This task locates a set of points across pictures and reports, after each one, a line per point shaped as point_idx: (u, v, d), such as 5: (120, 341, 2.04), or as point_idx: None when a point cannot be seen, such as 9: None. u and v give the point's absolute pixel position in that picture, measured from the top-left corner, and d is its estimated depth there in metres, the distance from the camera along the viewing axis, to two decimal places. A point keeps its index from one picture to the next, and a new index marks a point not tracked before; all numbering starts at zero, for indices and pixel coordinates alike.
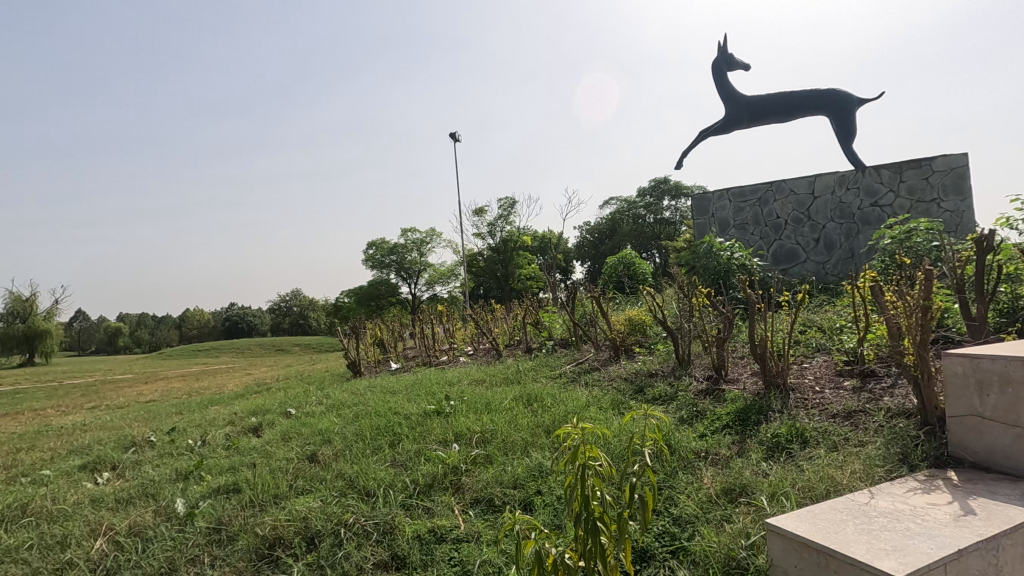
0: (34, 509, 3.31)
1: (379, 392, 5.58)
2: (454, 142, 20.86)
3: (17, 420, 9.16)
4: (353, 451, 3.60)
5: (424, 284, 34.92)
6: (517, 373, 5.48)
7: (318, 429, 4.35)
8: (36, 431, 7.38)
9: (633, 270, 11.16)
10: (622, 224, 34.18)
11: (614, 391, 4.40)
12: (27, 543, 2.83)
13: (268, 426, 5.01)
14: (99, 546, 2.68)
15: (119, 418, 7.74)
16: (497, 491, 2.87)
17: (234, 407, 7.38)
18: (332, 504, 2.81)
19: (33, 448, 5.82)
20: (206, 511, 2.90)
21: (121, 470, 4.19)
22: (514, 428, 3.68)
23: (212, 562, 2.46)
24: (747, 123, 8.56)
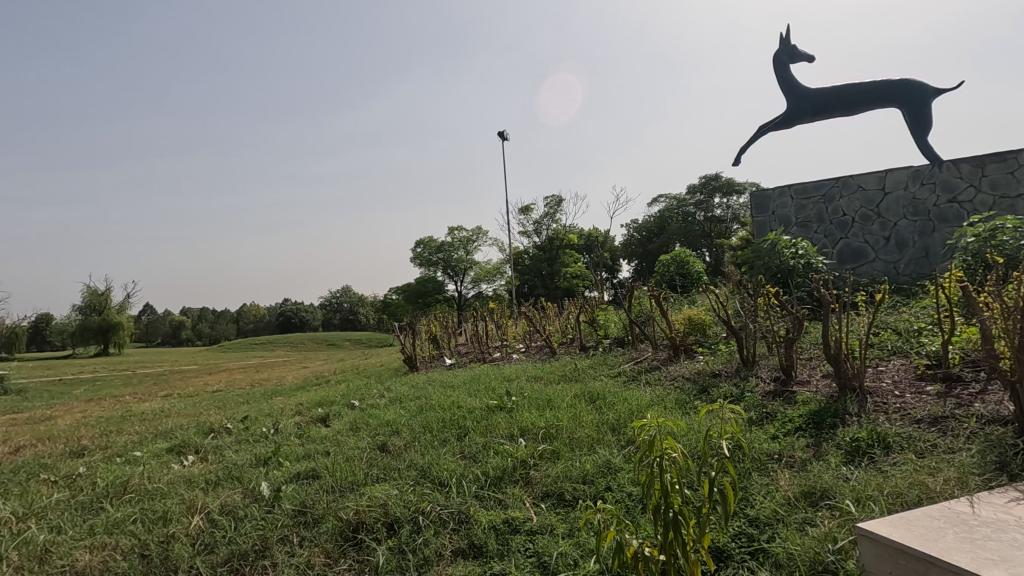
0: (134, 487, 3.57)
1: (439, 387, 5.70)
2: (501, 141, 21.13)
3: (102, 405, 9.86)
4: (422, 442, 3.73)
5: (470, 282, 35.32)
6: (575, 371, 5.49)
7: (386, 420, 4.50)
8: (122, 415, 7.93)
9: (687, 269, 10.96)
10: (671, 223, 33.52)
11: (677, 391, 4.36)
12: (131, 518, 3.06)
13: (336, 417, 5.22)
14: (196, 523, 2.87)
15: (193, 405, 8.21)
16: (567, 485, 2.90)
17: (299, 397, 7.70)
18: (409, 492, 2.92)
19: (121, 431, 6.27)
20: (291, 494, 3.06)
21: (204, 453, 4.46)
22: (578, 424, 3.71)
23: (301, 542, 2.60)
24: (810, 117, 8.25)
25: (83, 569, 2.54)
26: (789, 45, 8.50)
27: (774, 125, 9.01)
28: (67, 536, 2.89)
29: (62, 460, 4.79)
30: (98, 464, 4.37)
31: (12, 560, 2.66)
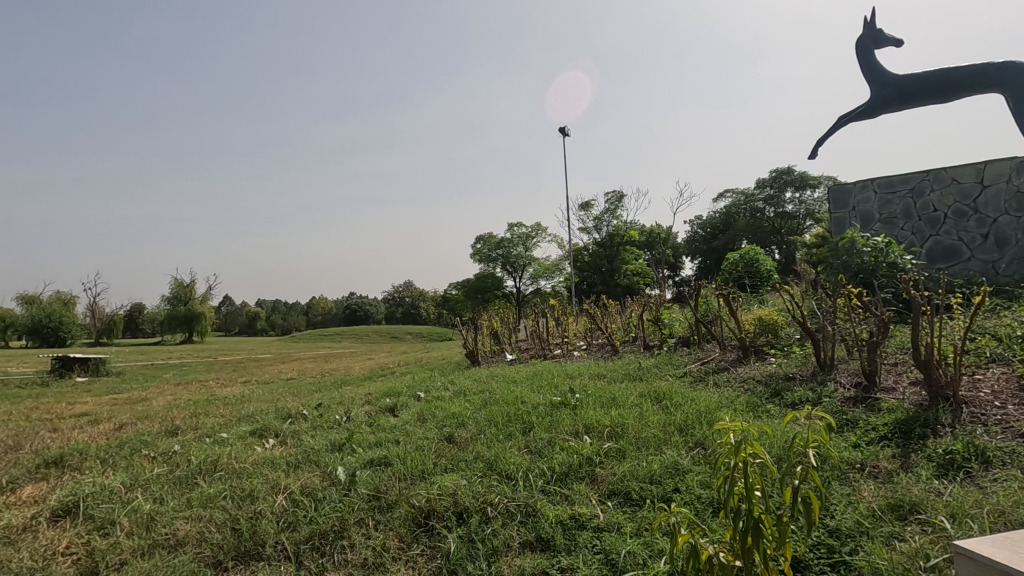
0: (224, 466, 3.86)
1: (501, 382, 5.78)
2: (562, 135, 21.10)
3: (189, 389, 10.65)
4: (488, 435, 3.81)
5: (529, 278, 35.43)
6: (640, 370, 5.42)
7: (452, 412, 4.63)
8: (207, 398, 8.55)
9: (756, 267, 10.51)
10: (738, 219, 32.28)
11: (748, 393, 4.21)
12: (222, 494, 3.31)
13: (403, 408, 5.41)
14: (280, 502, 3.07)
15: (270, 392, 8.73)
16: (634, 484, 2.87)
17: (367, 387, 8.02)
18: (477, 483, 2.99)
19: (209, 413, 6.76)
20: (365, 479, 3.21)
21: (283, 437, 4.74)
22: (644, 424, 3.68)
23: (376, 526, 2.72)
24: (897, 105, 7.71)
25: (183, 538, 2.77)
26: (874, 29, 7.98)
27: (855, 115, 8.49)
28: (168, 507, 3.16)
29: (159, 438, 5.23)
30: (191, 443, 4.74)
31: (123, 526, 2.95)
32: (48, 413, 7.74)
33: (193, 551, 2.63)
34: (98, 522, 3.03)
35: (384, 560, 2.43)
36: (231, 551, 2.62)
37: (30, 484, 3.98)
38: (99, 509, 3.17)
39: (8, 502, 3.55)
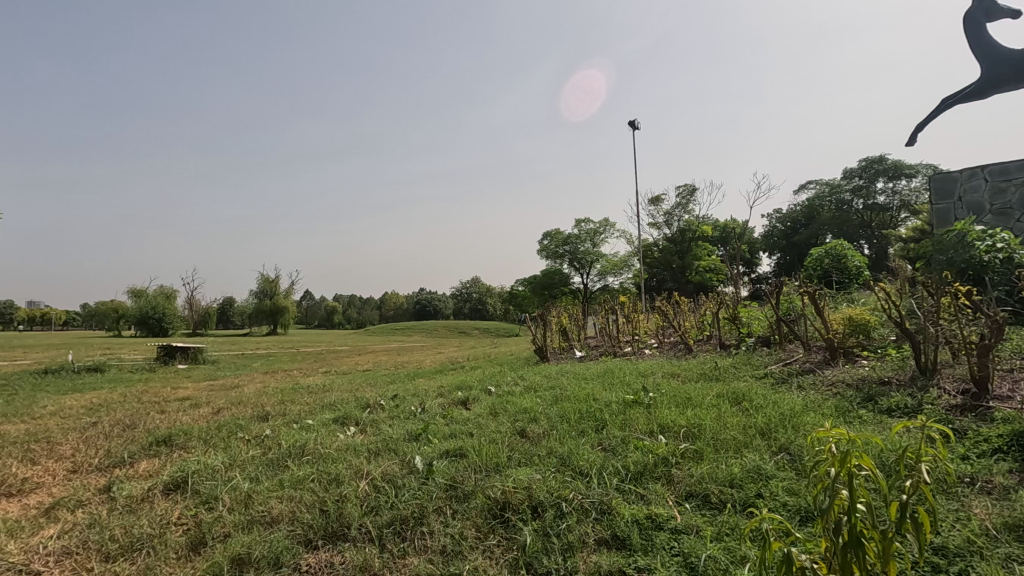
0: (311, 450, 4.10)
1: (572, 378, 5.76)
2: (631, 128, 20.68)
3: (276, 378, 11.38)
4: (561, 431, 3.82)
5: (596, 275, 35.01)
6: (717, 369, 5.23)
7: (523, 407, 4.67)
8: (292, 387, 9.10)
9: (844, 263, 9.84)
10: (822, 212, 30.44)
11: (837, 397, 3.97)
12: (310, 477, 3.52)
13: (475, 401, 5.52)
14: (363, 487, 3.23)
15: (349, 382, 9.17)
16: (713, 487, 2.78)
17: (439, 380, 8.25)
18: (550, 479, 3.01)
19: (294, 400, 7.20)
20: (442, 469, 3.31)
21: (363, 426, 4.97)
22: (723, 425, 3.55)
23: (453, 515, 2.80)
24: (1012, 83, 6.96)
25: (277, 516, 2.97)
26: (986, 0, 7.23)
27: (962, 97, 7.75)
28: (263, 486, 3.41)
29: (252, 422, 5.64)
30: (281, 428, 5.07)
31: (225, 502, 3.20)
32: (157, 396, 8.53)
33: (288, 529, 2.81)
34: (203, 497, 3.31)
35: (462, 548, 2.49)
36: (320, 531, 2.78)
37: (145, 459, 4.41)
38: (204, 485, 3.46)
39: (128, 474, 3.95)
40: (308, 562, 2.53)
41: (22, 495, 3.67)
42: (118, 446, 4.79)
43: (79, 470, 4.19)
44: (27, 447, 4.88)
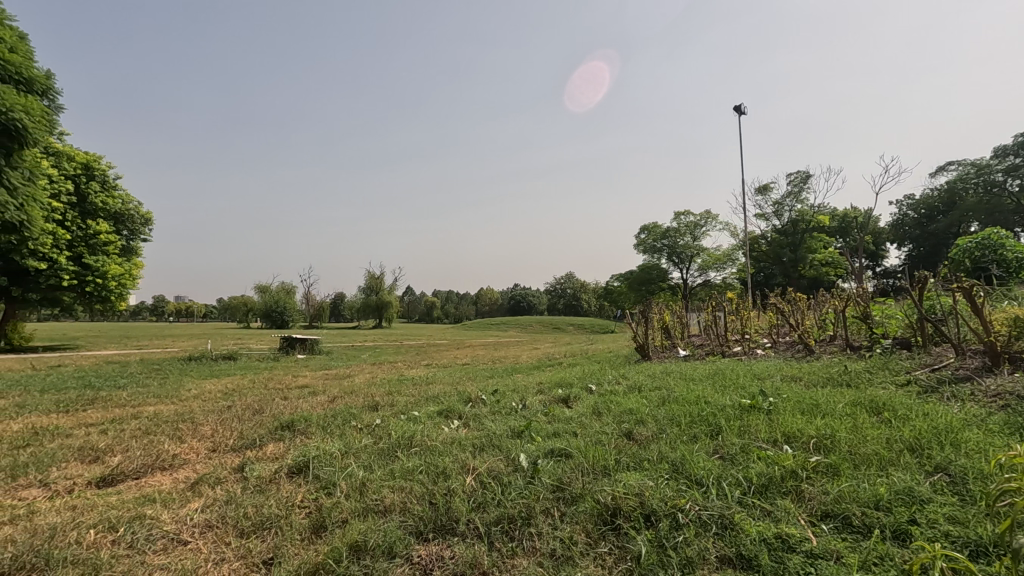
0: (418, 442, 4.21)
1: (680, 379, 5.46)
2: (736, 113, 19.46)
3: (383, 369, 12.01)
4: (671, 435, 3.61)
5: (697, 270, 33.44)
6: (848, 374, 4.71)
7: (629, 407, 4.49)
8: (398, 378, 9.54)
9: (1002, 255, 8.50)
10: (967, 197, 26.87)
11: (1006, 412, 3.38)
12: (419, 468, 3.61)
13: (577, 399, 5.41)
14: (469, 482, 3.25)
15: (450, 375, 9.43)
16: (855, 508, 2.46)
17: (537, 376, 8.23)
18: (662, 486, 2.82)
19: (401, 391, 7.51)
20: (548, 469, 3.25)
21: (466, 419, 5.05)
22: (861, 438, 3.15)
23: (562, 518, 2.72)
24: None
25: (390, 505, 3.06)
26: None
27: None
28: (376, 475, 3.54)
29: (364, 412, 5.94)
30: (390, 419, 5.28)
31: (342, 488, 3.36)
32: (281, 383, 9.31)
33: (400, 519, 2.88)
34: (323, 482, 3.50)
35: (572, 554, 2.39)
36: (431, 524, 2.81)
37: (272, 443, 4.78)
38: (322, 471, 3.66)
39: (258, 456, 4.30)
40: (419, 554, 2.56)
41: (173, 469, 4.12)
42: (249, 429, 5.24)
43: (217, 449, 4.63)
44: (176, 426, 5.49)
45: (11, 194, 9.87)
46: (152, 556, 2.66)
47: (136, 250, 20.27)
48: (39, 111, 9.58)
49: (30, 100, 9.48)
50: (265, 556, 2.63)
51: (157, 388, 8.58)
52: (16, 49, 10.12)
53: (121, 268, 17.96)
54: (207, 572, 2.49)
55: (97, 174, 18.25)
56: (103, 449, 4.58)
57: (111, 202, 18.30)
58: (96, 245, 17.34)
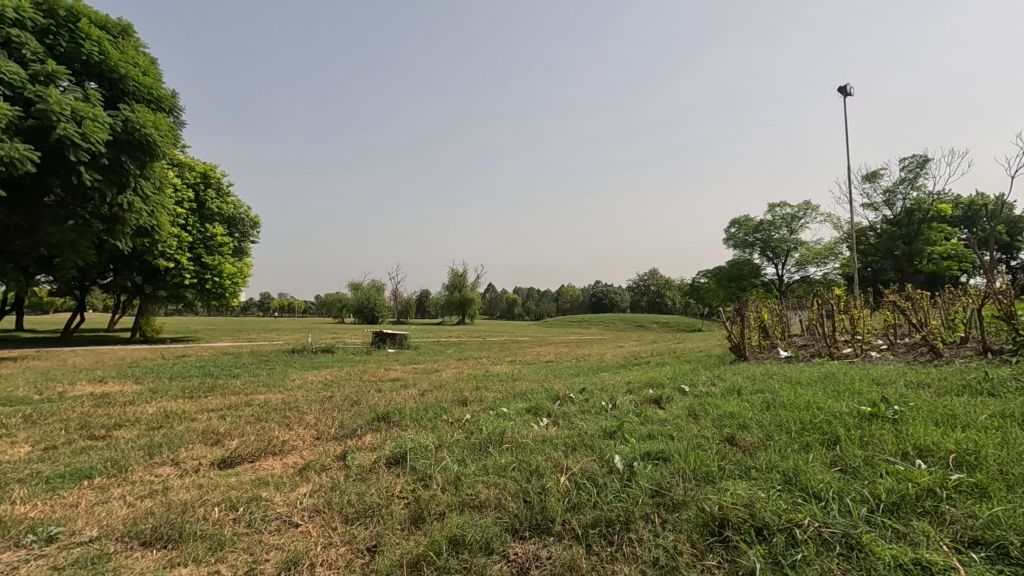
0: (509, 439, 4.22)
1: (784, 382, 5.08)
2: (842, 94, 17.94)
3: (469, 364, 12.26)
4: (779, 443, 3.35)
5: (794, 265, 31.33)
6: (989, 381, 4.16)
7: (729, 411, 4.23)
8: (484, 374, 9.69)
9: None
10: None
11: None
12: (511, 465, 3.61)
13: (670, 400, 5.19)
14: (564, 482, 3.19)
15: (535, 372, 9.43)
16: (1012, 537, 2.13)
17: (625, 375, 8.02)
18: (774, 498, 2.61)
19: (488, 387, 7.61)
20: (646, 473, 3.12)
21: (555, 418, 4.99)
22: (1015, 456, 2.74)
23: (663, 525, 2.59)
24: None
25: (485, 500, 3.07)
26: None
27: None
28: (470, 469, 3.58)
29: (453, 406, 6.06)
30: (480, 414, 5.35)
31: (438, 480, 3.43)
32: (374, 375, 9.76)
33: (495, 515, 2.88)
34: (419, 474, 3.59)
35: (677, 564, 2.27)
36: (526, 522, 2.79)
37: (369, 433, 4.99)
38: (418, 463, 3.76)
39: (357, 445, 4.50)
40: (516, 552, 2.54)
41: (283, 454, 4.41)
42: (349, 419, 5.52)
43: (321, 437, 4.90)
44: (284, 414, 5.88)
45: (144, 202, 11.08)
46: (268, 536, 2.84)
47: (246, 250, 22.13)
48: (166, 126, 10.68)
49: (159, 116, 10.57)
50: (369, 543, 2.72)
51: (266, 378, 9.30)
52: (148, 72, 11.33)
53: (233, 267, 19.67)
54: (316, 555, 2.62)
55: (213, 181, 20.08)
56: (222, 433, 5.01)
57: (225, 207, 20.09)
58: (213, 246, 19.10)
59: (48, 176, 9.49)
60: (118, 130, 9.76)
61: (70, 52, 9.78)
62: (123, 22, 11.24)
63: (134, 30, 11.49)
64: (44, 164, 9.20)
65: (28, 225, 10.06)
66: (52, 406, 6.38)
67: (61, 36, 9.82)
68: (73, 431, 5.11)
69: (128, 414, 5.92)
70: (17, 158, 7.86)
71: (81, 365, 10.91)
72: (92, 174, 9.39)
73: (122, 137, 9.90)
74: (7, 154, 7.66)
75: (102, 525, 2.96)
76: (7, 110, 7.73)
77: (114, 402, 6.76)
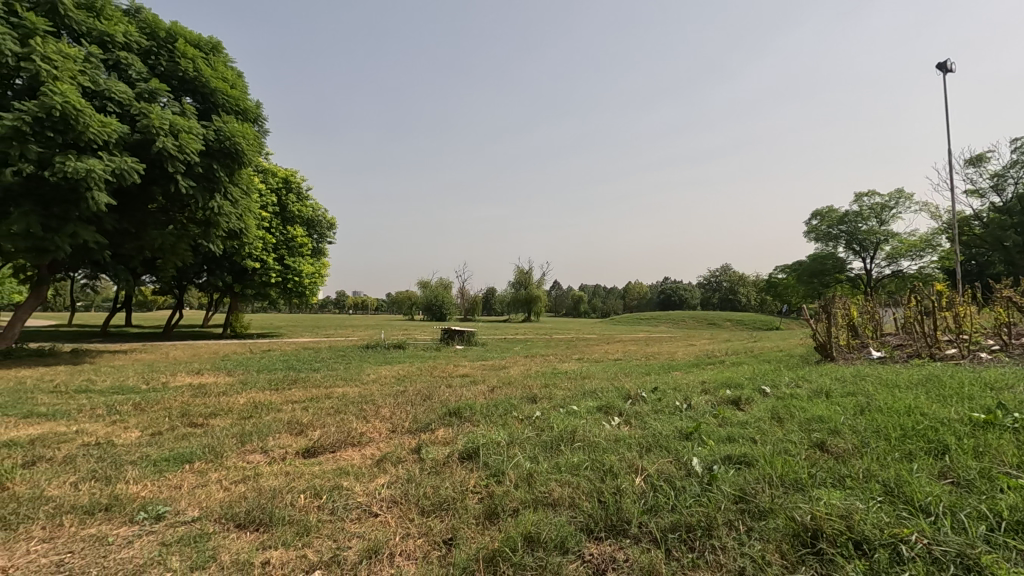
0: (580, 437, 4.17)
1: (878, 385, 4.70)
2: (942, 70, 16.43)
3: (536, 361, 12.28)
4: (878, 450, 3.10)
5: (884, 258, 29.09)
6: None
7: (818, 414, 3.96)
8: (552, 371, 9.65)
9: None
10: None
11: None
12: (584, 464, 3.56)
13: (750, 402, 4.93)
14: (639, 483, 3.10)
15: (604, 370, 9.29)
16: None
17: (699, 375, 7.72)
18: (874, 511, 2.41)
19: (556, 385, 7.56)
20: (727, 477, 2.98)
21: (627, 417, 4.87)
22: None
23: (749, 533, 2.46)
24: None
25: (558, 498, 3.04)
26: None
27: None
28: (542, 467, 3.56)
29: (523, 403, 6.06)
30: (550, 412, 5.31)
31: (510, 477, 3.43)
32: (444, 371, 9.97)
33: (570, 514, 2.84)
34: (492, 470, 3.61)
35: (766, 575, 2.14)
36: (601, 522, 2.73)
37: (442, 428, 5.08)
38: (491, 459, 3.79)
39: (431, 439, 4.60)
40: (591, 552, 2.49)
41: (361, 445, 4.59)
42: (422, 413, 5.65)
43: (396, 430, 5.05)
44: (361, 407, 6.11)
45: (234, 207, 11.88)
46: (350, 524, 2.95)
47: (324, 251, 23.28)
48: (253, 135, 11.40)
49: (246, 126, 11.31)
50: (445, 536, 2.76)
51: (343, 372, 9.72)
52: (235, 85, 12.12)
53: (312, 267, 20.73)
54: (395, 545, 2.69)
55: (294, 186, 21.23)
56: (305, 424, 5.28)
57: (305, 210, 21.19)
58: (294, 247, 20.23)
59: (150, 185, 10.37)
60: (211, 140, 10.54)
61: (169, 71, 10.65)
62: (213, 40, 12.09)
63: (222, 46, 12.32)
64: (148, 175, 10.07)
65: (135, 231, 11.04)
66: (157, 395, 6.97)
67: (161, 56, 10.71)
68: (175, 419, 5.56)
69: (221, 405, 6.36)
70: (126, 169, 8.66)
71: (181, 358, 11.86)
72: (188, 182, 10.18)
73: (214, 147, 10.67)
74: (116, 166, 8.42)
75: (202, 507, 3.19)
76: (118, 126, 8.55)
77: (209, 393, 7.29)
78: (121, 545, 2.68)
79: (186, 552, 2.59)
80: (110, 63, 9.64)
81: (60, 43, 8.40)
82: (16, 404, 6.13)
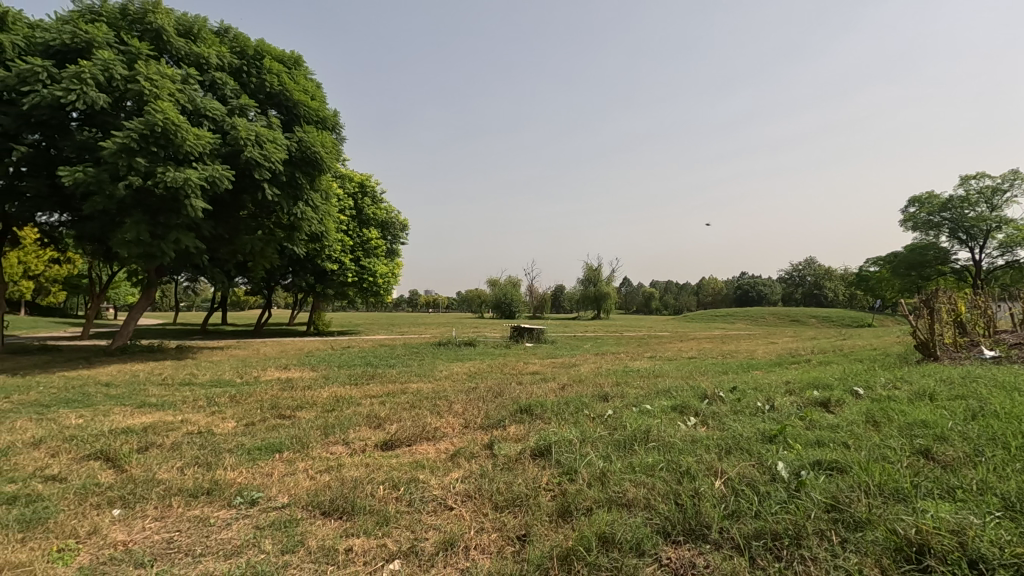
0: (655, 437, 4.05)
1: (993, 388, 4.24)
2: None
3: (607, 359, 12.11)
4: (994, 460, 2.80)
5: (996, 247, 26.32)
6: None
7: (920, 419, 3.63)
8: (623, 369, 9.48)
9: None
10: None
11: None
12: (659, 465, 3.45)
13: (841, 404, 4.61)
14: (719, 487, 2.97)
15: (678, 369, 9.01)
16: None
17: (782, 374, 7.31)
18: (992, 527, 2.17)
19: (629, 383, 7.40)
20: (817, 484, 2.79)
21: (705, 418, 4.68)
22: None
23: (843, 544, 2.29)
24: None
25: (633, 499, 2.97)
26: None
27: None
28: (616, 466, 3.50)
29: (595, 401, 5.99)
30: (623, 411, 5.20)
31: (583, 475, 3.40)
32: (515, 368, 10.03)
33: (645, 516, 2.76)
34: (565, 468, 3.59)
35: None
36: (679, 526, 2.63)
37: (514, 425, 5.11)
38: (563, 457, 3.76)
39: (503, 436, 4.64)
40: (670, 556, 2.41)
41: (436, 440, 4.71)
42: (494, 410, 5.71)
43: (469, 426, 5.13)
44: (435, 403, 6.27)
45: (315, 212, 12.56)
46: (426, 516, 3.03)
47: (398, 251, 24.12)
48: (331, 143, 12.00)
49: (325, 135, 11.92)
50: (519, 532, 2.78)
51: (418, 368, 10.02)
52: (315, 96, 12.78)
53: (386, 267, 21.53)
54: (470, 538, 2.73)
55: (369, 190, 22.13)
56: (383, 418, 5.48)
57: (380, 212, 22.04)
58: (369, 248, 21.11)
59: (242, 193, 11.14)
60: (293, 149, 11.19)
61: (257, 86, 11.40)
62: (296, 55, 12.82)
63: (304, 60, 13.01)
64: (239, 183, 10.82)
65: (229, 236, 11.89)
66: (250, 389, 7.50)
67: (250, 73, 11.48)
68: (266, 411, 5.95)
69: (307, 398, 6.75)
70: (218, 177, 9.34)
71: (269, 354, 12.68)
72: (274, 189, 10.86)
73: (296, 156, 11.33)
74: (210, 175, 9.12)
75: (291, 494, 3.40)
76: (210, 138, 9.26)
77: (296, 387, 7.75)
78: (222, 526, 2.90)
79: (278, 536, 2.76)
80: (207, 83, 10.47)
81: (161, 66, 9.21)
82: (132, 395, 6.80)
